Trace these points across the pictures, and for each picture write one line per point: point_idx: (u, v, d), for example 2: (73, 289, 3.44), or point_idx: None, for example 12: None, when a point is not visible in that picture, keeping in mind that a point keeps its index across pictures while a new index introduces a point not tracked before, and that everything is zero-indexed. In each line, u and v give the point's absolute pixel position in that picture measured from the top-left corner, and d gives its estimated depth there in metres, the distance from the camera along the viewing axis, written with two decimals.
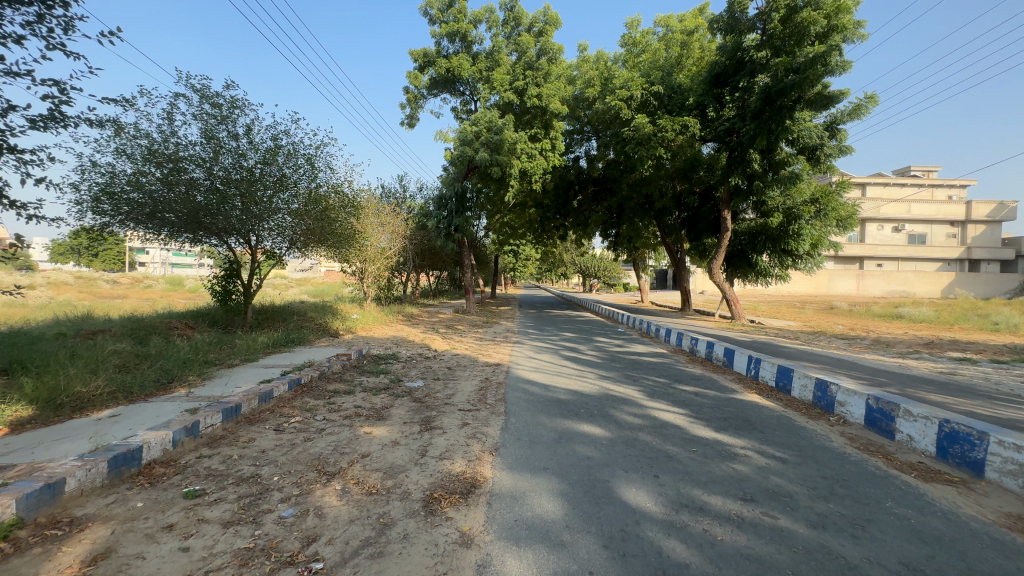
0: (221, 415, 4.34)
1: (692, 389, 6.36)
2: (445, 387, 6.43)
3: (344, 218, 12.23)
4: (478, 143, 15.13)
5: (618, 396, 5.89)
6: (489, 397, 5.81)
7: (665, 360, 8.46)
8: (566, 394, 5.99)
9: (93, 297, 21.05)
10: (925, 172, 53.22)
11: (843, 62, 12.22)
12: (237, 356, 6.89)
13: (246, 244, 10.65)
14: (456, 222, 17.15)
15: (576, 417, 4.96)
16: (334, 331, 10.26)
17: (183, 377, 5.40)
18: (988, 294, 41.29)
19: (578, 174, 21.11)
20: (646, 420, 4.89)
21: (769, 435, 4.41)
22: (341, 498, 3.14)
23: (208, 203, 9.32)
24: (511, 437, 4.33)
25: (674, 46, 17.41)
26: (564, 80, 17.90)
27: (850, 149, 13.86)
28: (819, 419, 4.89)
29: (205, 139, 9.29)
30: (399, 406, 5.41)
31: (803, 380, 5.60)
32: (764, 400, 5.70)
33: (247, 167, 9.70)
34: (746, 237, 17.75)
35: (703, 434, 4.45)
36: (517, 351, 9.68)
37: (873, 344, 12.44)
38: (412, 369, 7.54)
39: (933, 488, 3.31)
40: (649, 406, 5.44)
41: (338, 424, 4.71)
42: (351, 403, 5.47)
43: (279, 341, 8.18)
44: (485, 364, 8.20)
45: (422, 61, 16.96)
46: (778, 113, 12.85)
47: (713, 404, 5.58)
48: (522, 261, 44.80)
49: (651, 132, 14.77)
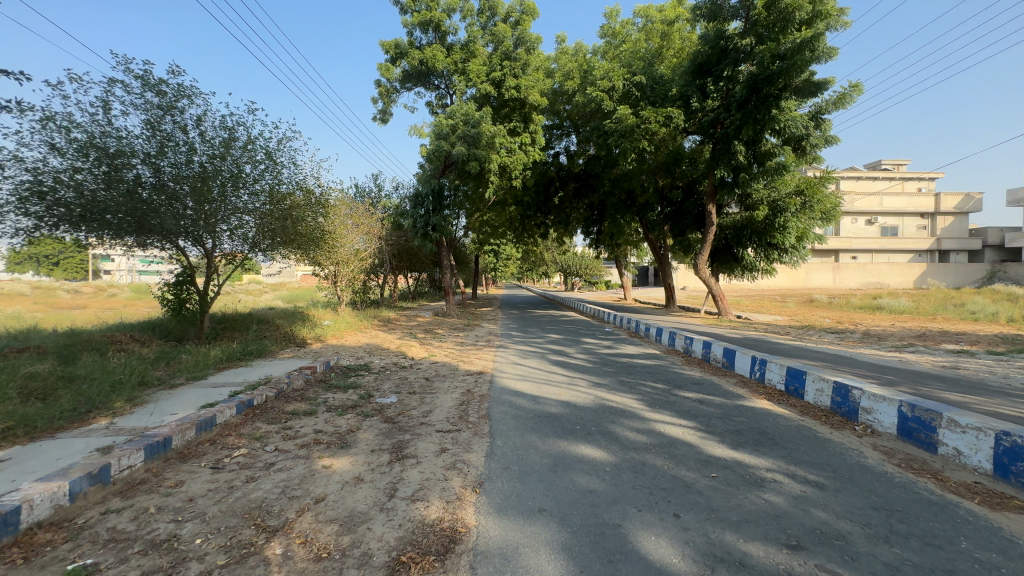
0: (143, 453, 3.56)
1: (694, 396, 5.77)
2: (421, 402, 5.71)
3: (310, 216, 11.38)
4: (455, 137, 14.31)
5: (615, 408, 5.26)
6: (471, 414, 5.11)
7: (659, 363, 7.88)
8: (557, 407, 5.33)
9: (48, 308, 19.73)
10: (894, 166, 54.58)
11: (830, 48, 11.83)
12: (182, 375, 6.02)
13: (200, 247, 9.69)
14: (434, 221, 16.37)
15: (572, 436, 4.31)
16: (301, 341, 9.40)
17: (108, 406, 4.55)
18: (957, 284, 42.43)
19: (558, 171, 20.59)
20: (652, 438, 4.25)
21: (795, 453, 3.82)
22: (279, 570, 2.41)
23: (158, 203, 8.40)
24: (499, 467, 3.65)
25: (654, 37, 16.95)
26: (542, 72, 17.28)
27: (836, 139, 13.56)
28: (844, 430, 4.34)
29: (150, 131, 8.35)
30: (368, 430, 4.68)
31: (818, 384, 5.08)
32: (777, 407, 5.14)
33: (200, 161, 8.81)
34: (731, 231, 17.54)
35: (721, 454, 3.83)
36: (501, 356, 8.99)
37: (866, 337, 12.14)
38: (386, 381, 6.79)
39: (1008, 520, 2.74)
40: (652, 419, 4.83)
41: (291, 458, 3.95)
42: (310, 427, 4.70)
43: (235, 355, 7.31)
44: (466, 372, 7.49)
45: (394, 53, 16.14)
46: (764, 102, 12.56)
47: (722, 413, 4.99)
48: (504, 261, 44.27)
49: (634, 124, 14.31)
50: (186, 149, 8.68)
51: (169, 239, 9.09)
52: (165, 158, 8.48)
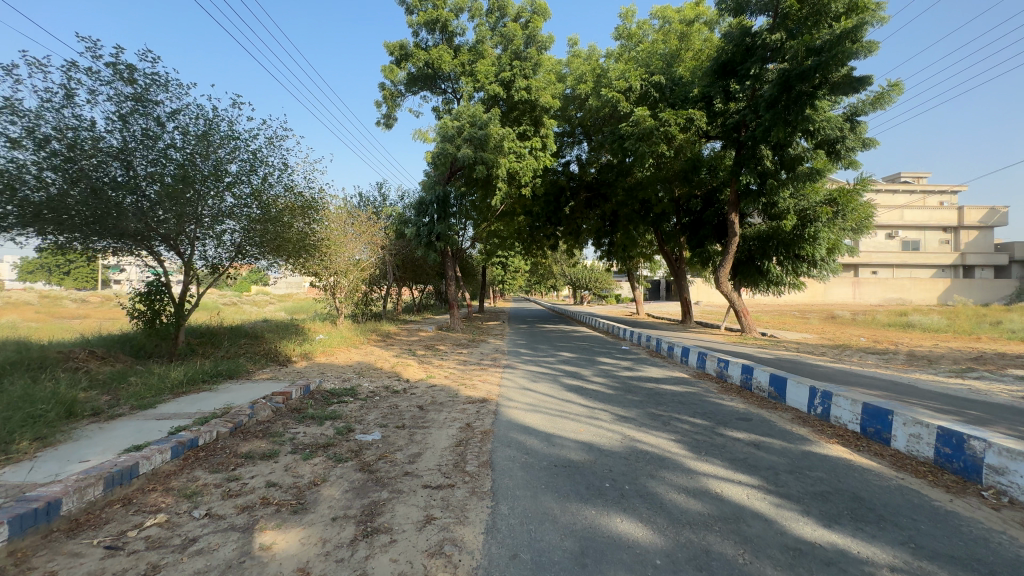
0: (5, 529, 2.55)
1: (746, 438, 4.67)
2: (409, 441, 4.64)
3: (299, 222, 10.54)
4: (461, 139, 13.47)
5: (651, 454, 4.17)
6: (470, 461, 4.06)
7: (691, 391, 6.76)
8: (577, 452, 4.24)
9: (46, 316, 19.30)
10: (913, 179, 53.30)
11: (871, 43, 10.67)
12: (127, 406, 5.02)
13: (177, 253, 8.78)
14: (438, 230, 15.47)
15: (600, 500, 3.24)
16: (285, 359, 8.37)
17: (5, 448, 3.56)
18: (985, 300, 40.77)
19: (569, 180, 19.58)
20: (710, 505, 3.17)
21: (919, 539, 2.72)
22: None
23: (130, 204, 7.53)
24: (503, 556, 2.58)
25: (672, 39, 16.02)
26: (554, 75, 16.42)
27: (874, 143, 12.45)
28: (968, 497, 3.24)
29: (120, 124, 7.44)
30: (336, 483, 3.64)
31: (913, 428, 3.99)
32: (859, 457, 4.04)
33: (181, 158, 7.96)
34: (755, 242, 16.19)
35: (814, 538, 2.74)
36: (507, 378, 7.89)
37: (914, 360, 10.89)
38: (372, 411, 5.75)
39: None
40: (700, 473, 3.75)
41: (221, 530, 2.91)
42: (263, 478, 3.67)
43: (199, 376, 6.31)
44: (466, 400, 6.44)
45: (399, 55, 15.40)
46: (796, 101, 11.52)
47: (790, 466, 3.89)
48: (512, 272, 43.30)
49: (653, 126, 13.35)
50: (166, 145, 7.82)
51: (141, 243, 8.17)
52: (139, 153, 7.59)
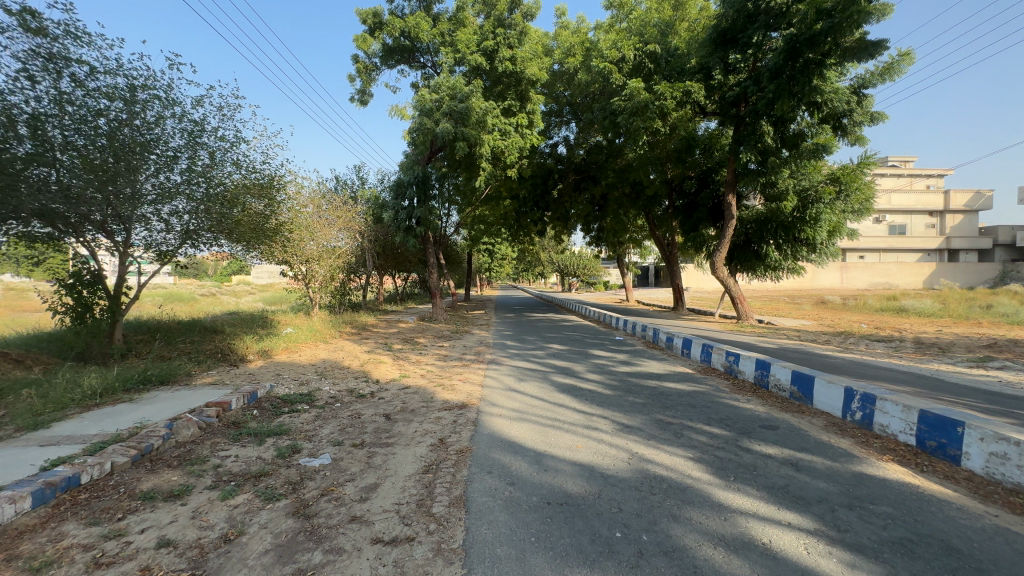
0: None
1: (778, 453, 3.84)
2: (365, 467, 3.71)
3: (256, 203, 9.47)
4: (440, 114, 12.35)
5: (669, 482, 3.30)
6: (439, 496, 3.16)
7: (700, 390, 5.91)
8: (575, 481, 3.35)
9: (6, 310, 17.89)
10: (899, 163, 53.62)
11: (885, 5, 9.74)
12: (9, 428, 3.99)
13: (112, 238, 7.65)
14: (418, 213, 14.36)
15: (611, 564, 2.34)
16: (236, 359, 7.33)
17: None
18: (969, 283, 40.89)
19: (556, 163, 18.16)
20: (760, 567, 2.31)
21: None
22: None
23: (51, 180, 6.40)
24: None
25: (666, 8, 15.03)
26: (540, 47, 15.34)
27: (882, 117, 11.67)
28: None
29: (26, 85, 6.21)
30: (256, 537, 2.71)
31: (993, 446, 3.21)
32: (926, 481, 3.23)
33: (109, 126, 6.83)
34: (753, 225, 15.59)
35: None
36: (491, 378, 6.96)
37: (926, 348, 10.23)
38: (326, 423, 4.80)
39: None
40: (735, 511, 2.88)
41: None
42: (156, 533, 2.72)
43: (121, 385, 5.27)
44: (442, 405, 5.51)
45: (373, 23, 14.13)
46: (803, 70, 10.67)
47: (847, 496, 3.06)
48: (498, 259, 42.46)
49: (649, 99, 12.36)
50: (91, 110, 6.68)
51: (66, 229, 7.03)
52: (54, 120, 6.40)
